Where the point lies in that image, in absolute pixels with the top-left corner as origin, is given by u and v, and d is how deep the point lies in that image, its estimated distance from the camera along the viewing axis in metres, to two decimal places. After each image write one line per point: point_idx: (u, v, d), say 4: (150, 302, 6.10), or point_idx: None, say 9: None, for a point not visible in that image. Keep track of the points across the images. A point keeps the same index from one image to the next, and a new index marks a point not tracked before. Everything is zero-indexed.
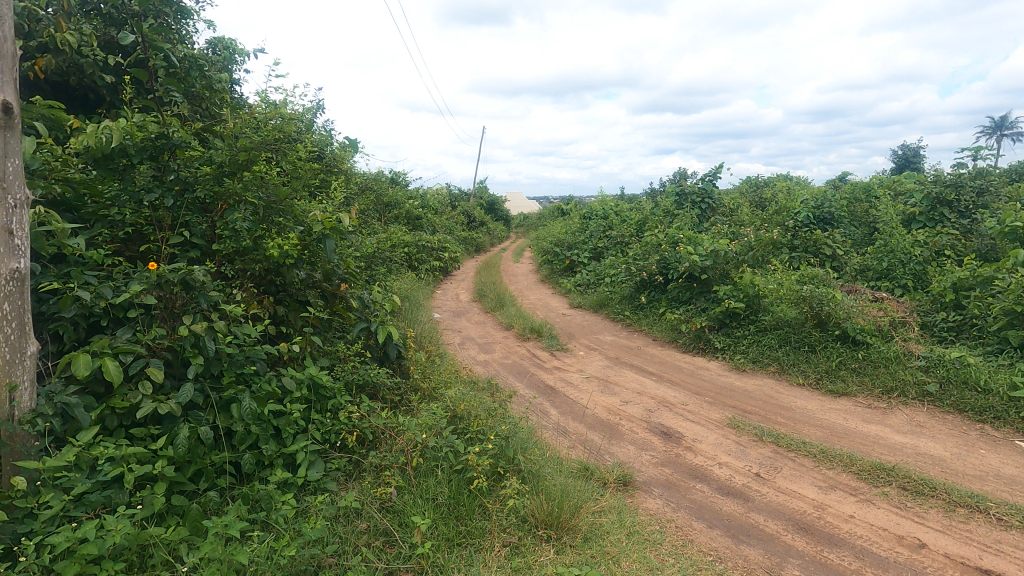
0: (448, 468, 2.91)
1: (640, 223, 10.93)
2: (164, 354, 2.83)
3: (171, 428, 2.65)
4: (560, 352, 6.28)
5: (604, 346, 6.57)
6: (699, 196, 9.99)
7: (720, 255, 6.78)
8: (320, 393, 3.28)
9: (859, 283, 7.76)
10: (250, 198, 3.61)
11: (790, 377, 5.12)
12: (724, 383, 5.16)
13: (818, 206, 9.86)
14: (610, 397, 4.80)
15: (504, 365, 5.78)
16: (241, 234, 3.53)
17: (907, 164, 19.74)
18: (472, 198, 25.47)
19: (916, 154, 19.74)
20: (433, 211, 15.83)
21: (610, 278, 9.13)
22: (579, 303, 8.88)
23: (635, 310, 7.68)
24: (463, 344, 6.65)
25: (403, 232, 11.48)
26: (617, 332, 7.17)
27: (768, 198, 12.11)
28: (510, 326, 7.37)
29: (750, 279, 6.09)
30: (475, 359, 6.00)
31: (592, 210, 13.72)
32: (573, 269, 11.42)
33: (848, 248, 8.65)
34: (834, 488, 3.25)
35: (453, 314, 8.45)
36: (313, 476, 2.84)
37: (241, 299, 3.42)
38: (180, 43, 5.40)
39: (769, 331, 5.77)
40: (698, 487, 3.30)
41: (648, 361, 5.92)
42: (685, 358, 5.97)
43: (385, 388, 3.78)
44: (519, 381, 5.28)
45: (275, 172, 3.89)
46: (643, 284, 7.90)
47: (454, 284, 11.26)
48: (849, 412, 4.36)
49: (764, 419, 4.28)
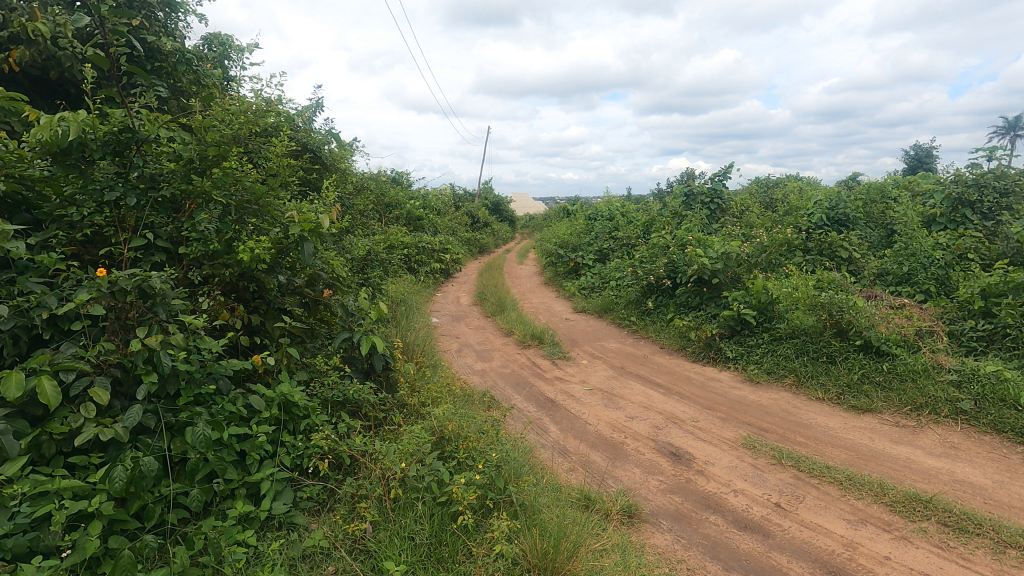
0: (431, 501, 2.59)
1: (647, 224, 10.57)
2: (113, 371, 2.52)
3: (116, 456, 2.34)
4: (562, 361, 5.95)
5: (609, 354, 6.23)
6: (708, 196, 9.62)
7: (731, 257, 6.41)
8: (293, 412, 2.98)
9: (878, 287, 7.37)
10: (220, 197, 3.31)
11: (809, 391, 4.76)
12: (737, 397, 4.80)
13: (832, 207, 9.48)
14: (614, 412, 4.47)
15: (503, 375, 5.46)
16: (209, 237, 3.22)
17: (920, 165, 19.27)
18: (476, 198, 25.17)
19: (929, 155, 19.26)
20: (435, 212, 15.54)
21: (615, 281, 8.79)
22: (583, 308, 8.55)
23: (641, 315, 7.33)
24: (459, 351, 6.33)
25: (403, 233, 11.18)
26: (622, 339, 6.82)
27: (779, 199, 11.72)
28: (511, 332, 7.04)
29: (763, 284, 5.73)
30: (472, 368, 5.68)
31: (597, 212, 13.37)
32: (577, 272, 11.09)
33: (864, 251, 8.27)
34: (865, 523, 2.90)
35: (452, 319, 8.14)
36: (279, 508, 2.53)
37: (208, 308, 3.13)
38: (162, 35, 5.11)
39: (784, 340, 5.41)
40: (712, 519, 2.96)
41: (655, 371, 5.57)
42: (694, 369, 5.62)
43: (368, 405, 3.47)
44: (517, 393, 4.95)
45: (251, 170, 3.59)
46: (649, 288, 7.53)
47: (455, 286, 10.96)
48: (876, 432, 4.00)
49: (782, 440, 3.92)
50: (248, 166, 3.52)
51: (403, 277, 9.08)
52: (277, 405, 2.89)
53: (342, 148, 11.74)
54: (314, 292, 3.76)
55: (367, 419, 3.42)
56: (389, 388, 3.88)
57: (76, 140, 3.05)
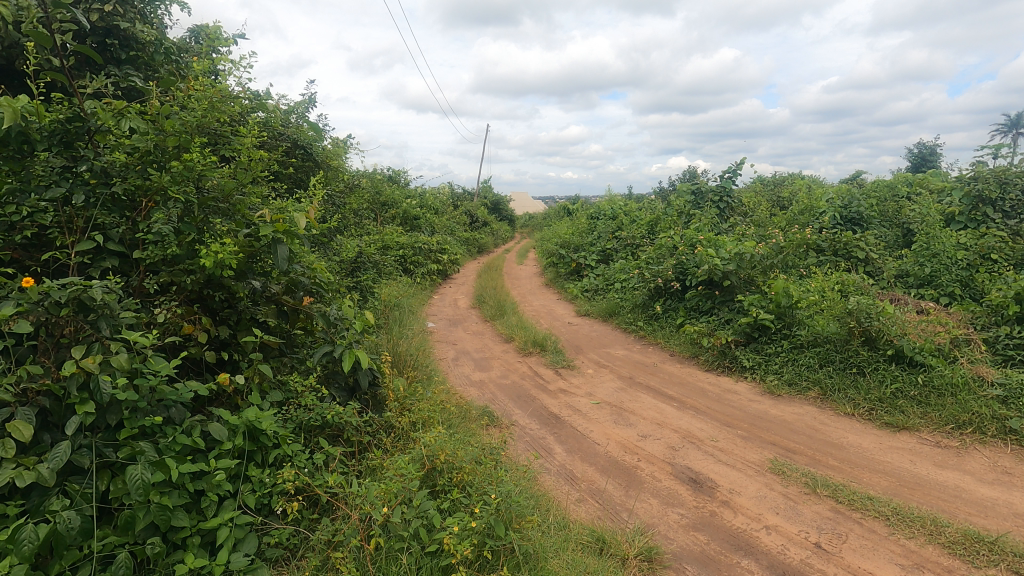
0: (418, 552, 2.19)
1: (651, 224, 10.17)
2: (41, 401, 2.11)
3: (39, 505, 1.94)
4: (566, 370, 5.55)
5: (616, 362, 5.84)
6: (716, 195, 9.22)
7: (745, 258, 5.98)
8: (261, 442, 2.59)
9: (899, 289, 6.97)
10: (179, 193, 2.88)
11: (836, 406, 4.37)
12: (757, 412, 4.42)
13: (845, 205, 9.08)
14: (625, 430, 4.07)
15: (503, 387, 5.06)
16: (168, 239, 2.80)
17: (926, 164, 18.88)
18: (475, 197, 24.78)
19: (934, 153, 18.86)
20: (433, 211, 15.13)
21: (620, 284, 8.39)
22: (587, 311, 8.15)
23: (649, 320, 6.93)
24: (457, 359, 5.94)
25: (399, 233, 10.79)
26: (630, 345, 6.43)
27: (788, 197, 11.34)
28: (512, 338, 6.64)
29: (782, 287, 5.33)
30: (469, 379, 5.28)
31: (599, 210, 12.96)
32: (580, 273, 10.68)
33: (881, 252, 7.88)
34: (921, 569, 2.51)
35: (449, 323, 7.76)
36: (238, 561, 2.14)
37: (166, 321, 2.72)
38: (135, 20, 4.71)
39: (806, 348, 5.02)
40: (744, 564, 2.57)
41: (667, 382, 5.17)
42: (708, 379, 5.22)
43: (352, 430, 3.09)
44: (518, 407, 4.56)
45: (219, 162, 3.17)
46: (657, 291, 7.13)
47: (453, 289, 10.57)
48: (916, 454, 3.61)
49: (813, 463, 3.53)
50: (216, 158, 3.10)
51: (398, 280, 8.68)
52: (242, 435, 2.50)
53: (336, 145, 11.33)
54: (293, 300, 3.37)
55: (349, 446, 3.03)
56: (377, 408, 3.49)
57: (16, 128, 2.66)
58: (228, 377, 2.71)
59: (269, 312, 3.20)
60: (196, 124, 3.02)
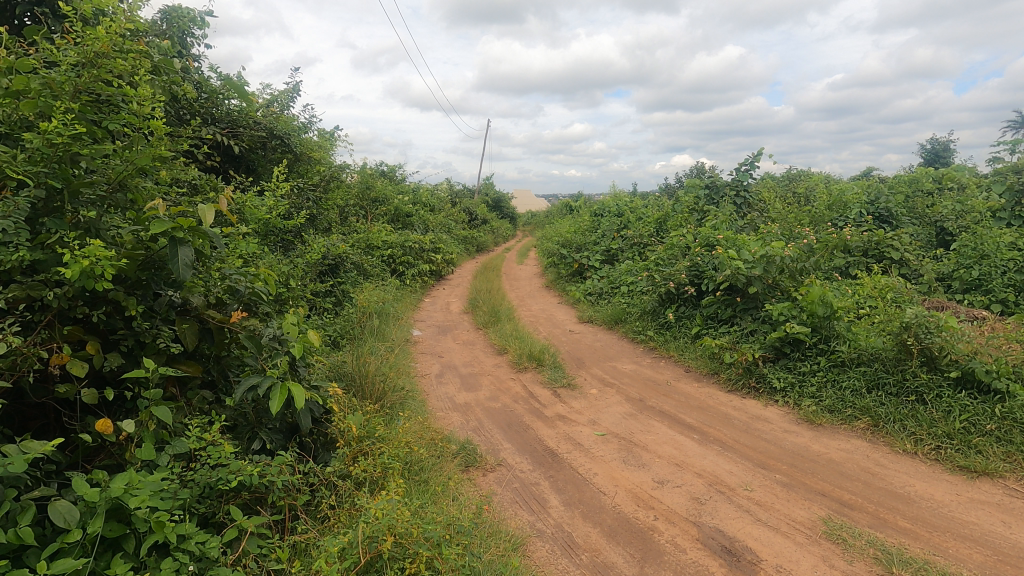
0: None
1: (659, 221, 9.42)
2: None
3: None
4: (565, 390, 4.79)
5: (623, 380, 5.07)
6: (732, 188, 8.34)
7: (774, 261, 5.17)
8: (133, 524, 1.85)
9: (941, 295, 6.20)
10: (35, 177, 2.09)
11: (892, 441, 3.61)
12: (797, 448, 3.66)
13: (872, 200, 8.30)
14: (638, 474, 3.31)
15: (490, 413, 4.32)
16: (16, 238, 2.02)
17: (937, 159, 18.01)
18: (475, 194, 24.02)
19: (947, 149, 17.98)
20: (428, 208, 14.40)
21: (627, 287, 7.64)
22: (590, 318, 7.39)
23: (660, 329, 6.16)
24: (441, 375, 5.21)
25: (388, 231, 10.06)
26: (638, 359, 5.66)
27: (806, 192, 10.56)
28: (505, 350, 5.88)
29: (819, 295, 4.58)
30: (452, 403, 4.53)
31: (604, 207, 12.18)
32: (582, 275, 9.91)
33: (917, 252, 7.09)
34: None
35: (437, 330, 7.02)
36: None
37: (13, 353, 1.98)
38: None
39: (848, 368, 4.28)
40: None
41: (683, 407, 4.41)
42: (731, 403, 4.46)
43: (281, 489, 2.36)
44: (508, 441, 3.80)
45: (107, 137, 2.38)
46: (668, 297, 6.36)
47: (446, 291, 9.84)
48: (1009, 512, 2.85)
49: (878, 525, 2.77)
50: (100, 132, 2.31)
51: (384, 283, 7.94)
52: (101, 517, 1.77)
53: (321, 137, 10.61)
54: (218, 316, 2.70)
55: (274, 514, 2.29)
56: (321, 451, 2.78)
57: None
58: (106, 426, 2.10)
59: (180, 332, 2.49)
60: (72, 83, 2.23)
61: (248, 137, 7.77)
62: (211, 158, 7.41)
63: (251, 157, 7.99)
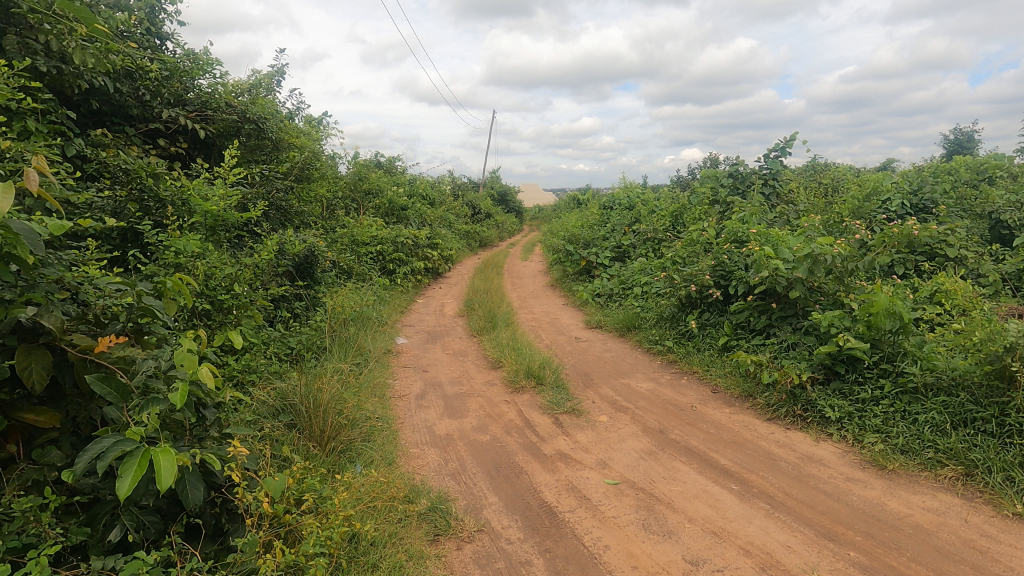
0: None
1: (675, 214, 8.55)
2: None
3: None
4: (569, 417, 3.96)
5: (638, 403, 4.26)
6: (760, 176, 7.43)
7: (820, 261, 4.27)
8: None
9: (1011, 299, 5.30)
10: None
11: (996, 501, 2.76)
12: (871, 508, 2.80)
13: (917, 190, 7.40)
14: (663, 550, 2.48)
15: (476, 449, 3.51)
16: None
17: (958, 149, 16.92)
18: (480, 188, 23.16)
19: (971, 139, 16.88)
20: (428, 201, 13.64)
21: (641, 289, 6.80)
22: (598, 324, 6.54)
23: (680, 340, 5.31)
24: (422, 395, 4.41)
25: (380, 226, 9.27)
26: (656, 375, 4.83)
27: (838, 182, 9.64)
28: (499, 363, 5.07)
29: (887, 306, 3.71)
30: (430, 435, 3.71)
31: (614, 199, 11.31)
32: (590, 274, 9.05)
33: (975, 248, 6.19)
34: None
35: (427, 337, 6.22)
36: None
37: None
38: None
39: (923, 396, 3.45)
40: None
41: (714, 443, 3.57)
42: (774, 437, 3.62)
43: None
44: (495, 493, 2.98)
45: None
46: (689, 301, 5.51)
47: (441, 291, 9.04)
48: None
49: None
50: None
51: (369, 284, 7.14)
52: None
53: (308, 125, 9.83)
54: (81, 343, 1.93)
55: None
56: (234, 523, 2.03)
57: None
58: None
59: (24, 372, 1.78)
60: None
61: (219, 121, 7.00)
62: (175, 144, 6.66)
63: (222, 143, 7.22)
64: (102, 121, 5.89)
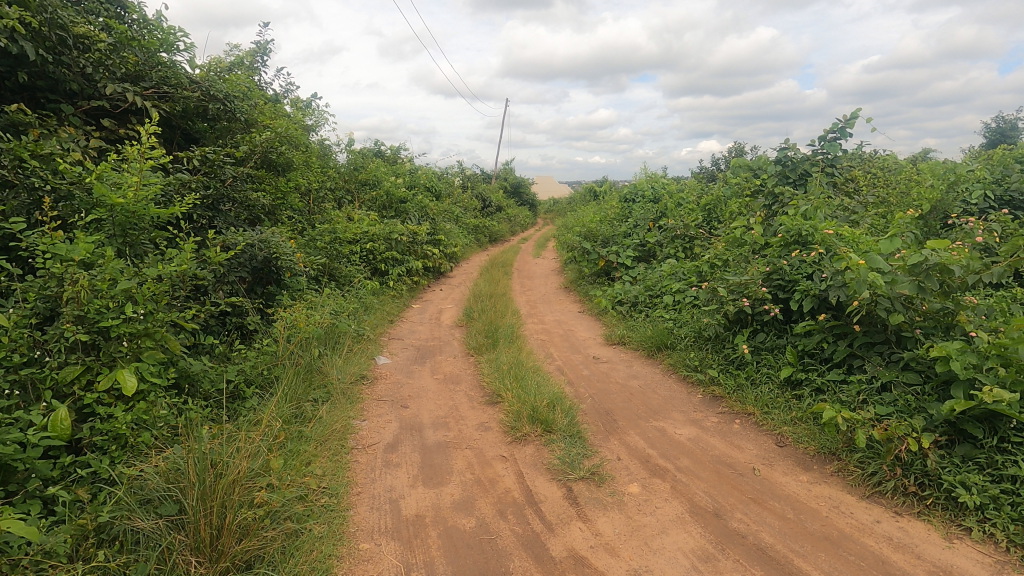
0: None
1: (709, 209, 7.39)
2: None
3: None
4: (587, 487, 2.89)
5: (678, 461, 3.18)
6: (813, 163, 6.24)
7: (931, 272, 3.12)
8: None
9: None
10: None
11: None
12: None
13: (1005, 180, 6.14)
14: None
15: (452, 544, 2.45)
16: None
17: (1002, 140, 15.38)
18: (492, 180, 22.04)
19: (1018, 128, 15.32)
20: (433, 193, 12.60)
21: (672, 298, 5.68)
22: (621, 340, 5.45)
23: (728, 368, 4.20)
24: (394, 445, 3.37)
25: (373, 221, 8.26)
26: (698, 417, 3.74)
27: (894, 171, 8.37)
28: (498, 397, 4.02)
29: None
30: (392, 513, 2.67)
31: (637, 189, 10.13)
32: (609, 276, 7.94)
33: None
34: None
35: (415, 355, 5.20)
36: None
37: None
38: None
39: None
40: None
41: (797, 538, 2.48)
42: (883, 530, 2.51)
43: None
44: None
45: None
46: (737, 319, 4.39)
47: (440, 295, 8.00)
48: None
49: None
50: None
51: (352, 289, 6.13)
52: None
53: (295, 108, 8.80)
54: None
55: None
56: None
57: None
58: None
59: None
60: None
61: (179, 100, 5.99)
62: (127, 126, 5.66)
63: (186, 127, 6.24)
64: (33, 97, 4.92)
